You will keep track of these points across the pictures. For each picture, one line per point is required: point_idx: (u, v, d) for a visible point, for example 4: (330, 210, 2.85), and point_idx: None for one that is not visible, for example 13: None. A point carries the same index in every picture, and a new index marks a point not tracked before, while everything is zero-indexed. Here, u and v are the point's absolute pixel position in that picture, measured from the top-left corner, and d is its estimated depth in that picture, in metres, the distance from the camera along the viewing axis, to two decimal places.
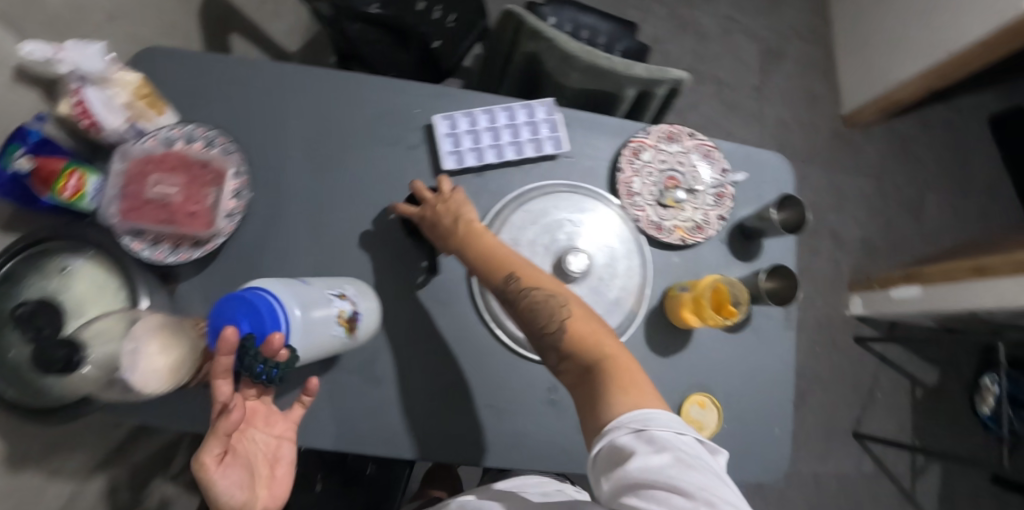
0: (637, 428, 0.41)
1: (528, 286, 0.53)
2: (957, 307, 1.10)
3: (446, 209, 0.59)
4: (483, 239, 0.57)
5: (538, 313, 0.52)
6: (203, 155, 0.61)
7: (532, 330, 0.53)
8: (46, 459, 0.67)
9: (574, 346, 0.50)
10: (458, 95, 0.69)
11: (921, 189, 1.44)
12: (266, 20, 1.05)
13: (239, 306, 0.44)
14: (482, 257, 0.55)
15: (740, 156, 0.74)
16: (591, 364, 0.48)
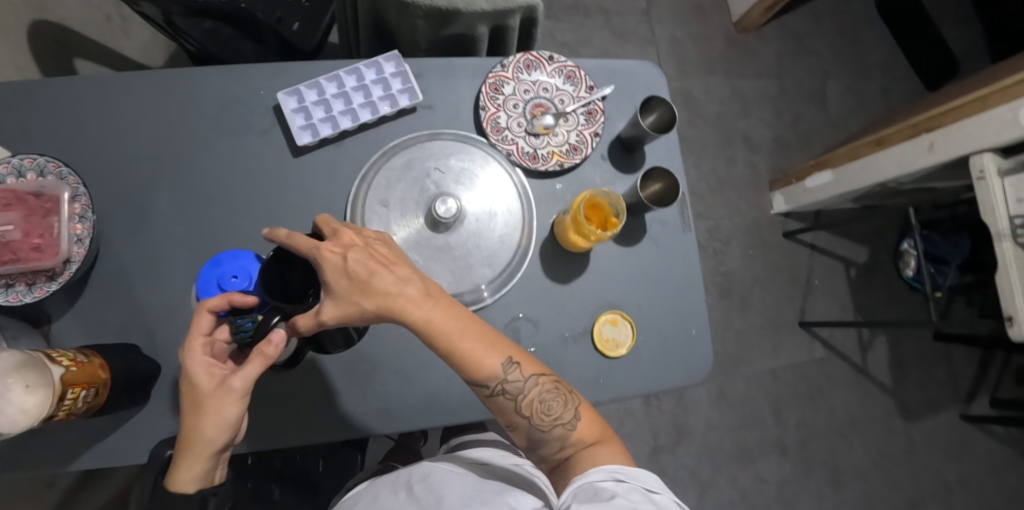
0: (619, 477, 0.47)
1: (529, 374, 0.53)
2: (868, 181, 1.13)
3: (378, 269, 0.49)
4: (458, 320, 0.51)
5: (546, 402, 0.53)
6: (34, 184, 0.57)
7: (532, 416, 0.54)
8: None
9: (583, 430, 0.54)
10: (302, 69, 0.67)
11: (822, 79, 1.47)
12: (111, 39, 0.99)
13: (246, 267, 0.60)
14: (465, 350, 0.50)
15: (606, 72, 0.74)
16: (592, 442, 0.54)
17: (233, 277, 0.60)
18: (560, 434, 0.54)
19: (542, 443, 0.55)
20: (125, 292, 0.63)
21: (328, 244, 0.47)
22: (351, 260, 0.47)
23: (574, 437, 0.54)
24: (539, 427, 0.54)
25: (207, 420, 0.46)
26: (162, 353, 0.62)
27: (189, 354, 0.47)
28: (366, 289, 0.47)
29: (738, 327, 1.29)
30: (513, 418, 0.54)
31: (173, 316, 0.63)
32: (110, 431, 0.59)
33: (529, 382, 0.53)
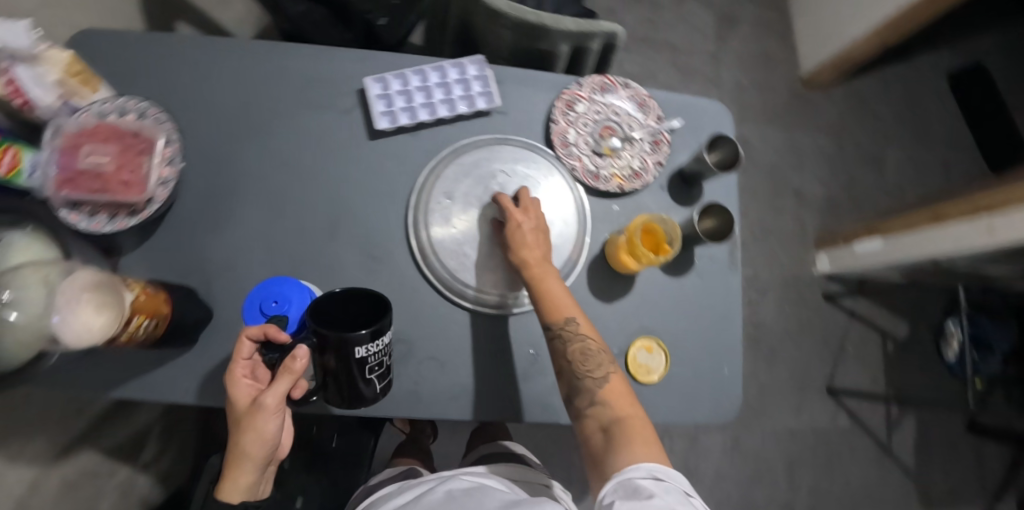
0: (656, 477, 0.51)
1: (583, 331, 0.58)
2: (920, 256, 1.11)
3: (536, 234, 0.61)
4: (556, 278, 0.60)
5: (589, 359, 0.58)
6: (134, 124, 0.62)
7: (573, 370, 0.58)
8: (3, 433, 0.67)
9: (610, 396, 0.57)
10: (390, 59, 0.71)
11: (883, 146, 1.46)
12: (213, 7, 1.07)
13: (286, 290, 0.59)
14: (552, 295, 0.59)
15: (676, 105, 0.75)
16: (617, 416, 0.56)
17: (273, 302, 0.58)
18: (592, 387, 0.57)
19: (578, 395, 0.58)
20: (193, 239, 0.66)
21: (517, 210, 0.62)
22: (530, 221, 0.61)
23: (603, 396, 0.57)
24: (577, 377, 0.58)
25: (249, 435, 0.49)
26: (216, 300, 0.64)
27: (232, 376, 0.49)
28: (524, 243, 0.60)
29: (763, 380, 1.27)
30: (558, 362, 0.59)
31: (231, 269, 0.65)
32: (158, 366, 0.62)
33: (579, 336, 0.58)
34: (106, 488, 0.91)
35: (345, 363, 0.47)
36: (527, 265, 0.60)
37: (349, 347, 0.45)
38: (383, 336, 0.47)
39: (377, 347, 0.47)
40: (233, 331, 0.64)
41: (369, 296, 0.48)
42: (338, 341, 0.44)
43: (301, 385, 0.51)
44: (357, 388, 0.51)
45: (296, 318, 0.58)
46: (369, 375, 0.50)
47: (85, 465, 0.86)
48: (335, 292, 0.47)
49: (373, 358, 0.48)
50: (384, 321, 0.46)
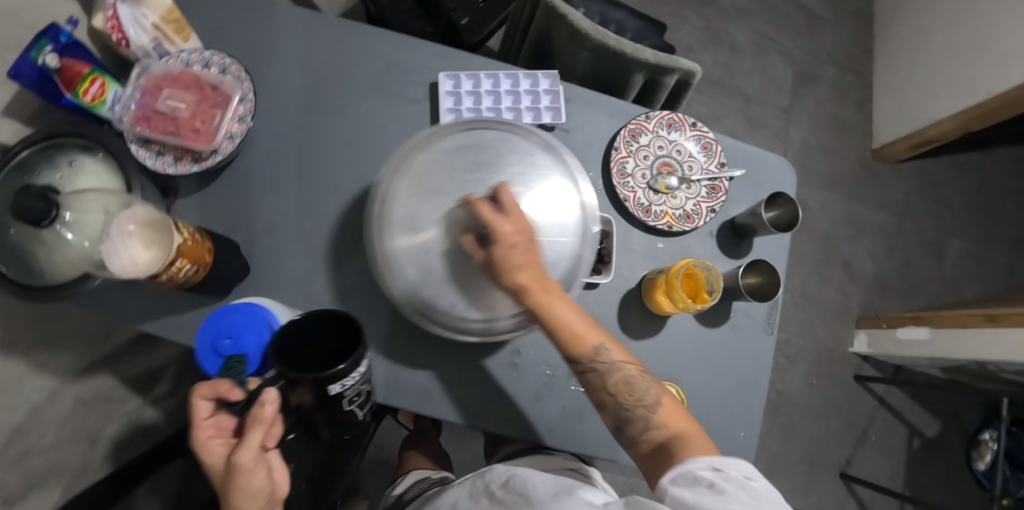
0: (716, 466, 0.45)
1: (617, 359, 0.54)
2: (965, 355, 1.05)
3: (529, 249, 0.50)
4: (566, 300, 0.52)
5: (633, 386, 0.53)
6: (216, 78, 0.65)
7: (618, 399, 0.53)
8: (35, 341, 0.71)
9: (667, 419, 0.52)
10: (467, 59, 0.71)
11: (946, 234, 1.38)
12: None
13: (237, 321, 0.49)
14: (569, 325, 0.51)
15: (742, 154, 0.73)
16: (676, 434, 0.51)
17: (226, 338, 0.49)
18: (642, 414, 0.52)
19: (628, 425, 0.53)
20: (246, 195, 0.68)
21: (502, 220, 0.49)
22: (524, 234, 0.49)
23: (658, 420, 0.52)
24: (625, 408, 0.53)
25: (239, 496, 0.44)
26: (256, 258, 0.66)
27: (198, 441, 0.47)
28: (521, 266, 0.49)
29: (774, 449, 1.22)
30: (598, 396, 0.54)
31: (276, 231, 0.67)
32: (188, 310, 0.64)
33: (615, 365, 0.53)
34: (114, 414, 0.94)
35: (323, 401, 0.44)
36: (529, 294, 0.50)
37: (324, 387, 0.42)
38: (360, 367, 0.44)
39: (355, 379, 0.44)
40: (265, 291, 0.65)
41: (329, 317, 0.45)
42: (313, 384, 0.41)
43: (275, 432, 0.48)
44: (342, 418, 0.50)
45: (258, 356, 0.50)
46: (349, 406, 0.48)
47: (101, 388, 0.90)
48: (296, 321, 0.44)
49: (350, 391, 0.46)
50: (360, 349, 0.43)
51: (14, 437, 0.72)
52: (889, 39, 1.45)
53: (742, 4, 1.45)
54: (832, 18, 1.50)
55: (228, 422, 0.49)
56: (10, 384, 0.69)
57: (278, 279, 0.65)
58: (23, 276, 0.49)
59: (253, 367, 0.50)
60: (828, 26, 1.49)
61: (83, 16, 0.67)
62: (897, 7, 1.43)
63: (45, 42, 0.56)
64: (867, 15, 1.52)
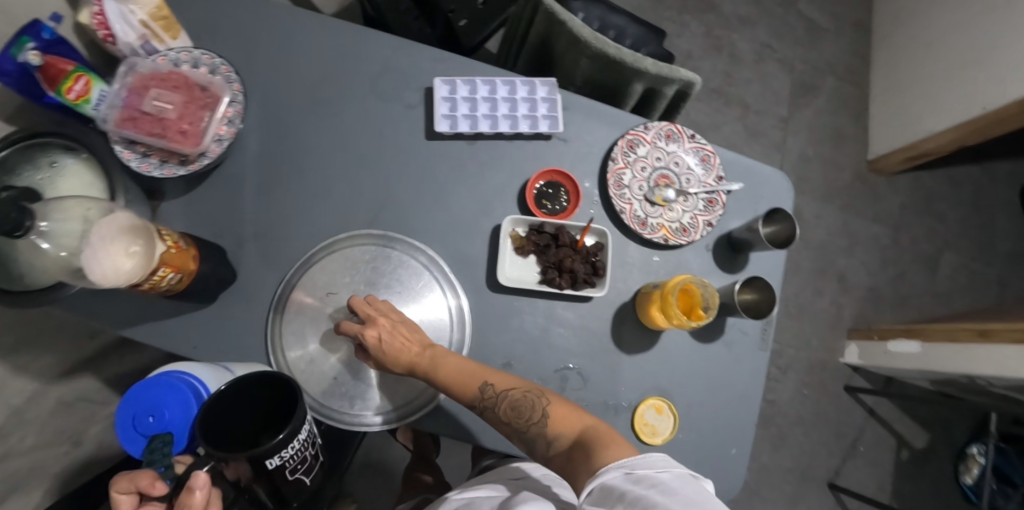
0: (626, 470, 0.43)
1: (501, 389, 0.55)
2: (954, 369, 1.05)
3: (399, 334, 0.57)
4: (449, 355, 0.57)
5: (521, 409, 0.54)
6: (205, 79, 0.63)
7: (517, 428, 0.54)
8: (15, 345, 0.69)
9: (559, 431, 0.52)
10: (463, 64, 0.70)
11: (939, 246, 1.39)
12: None
13: (162, 397, 0.46)
14: (453, 372, 0.56)
15: (740, 168, 0.73)
16: (572, 444, 0.50)
17: (149, 416, 0.45)
18: (540, 430, 0.53)
19: (534, 445, 0.54)
20: (233, 199, 0.66)
21: (366, 326, 0.56)
22: (387, 324, 0.58)
23: (552, 434, 0.52)
24: (521, 431, 0.54)
25: None
26: (242, 264, 0.64)
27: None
28: (395, 357, 0.56)
29: (763, 460, 1.22)
30: (501, 428, 0.55)
31: (265, 237, 0.65)
32: (171, 316, 0.62)
33: (502, 395, 0.55)
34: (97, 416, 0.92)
35: (260, 475, 0.43)
36: (411, 365, 0.57)
37: (260, 462, 0.42)
38: (298, 436, 0.44)
39: (293, 447, 0.44)
40: (270, 300, 0.64)
41: (265, 379, 0.46)
42: (249, 460, 0.41)
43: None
44: (286, 489, 0.48)
45: (185, 433, 0.47)
46: (293, 474, 0.47)
47: (84, 390, 0.88)
48: (221, 392, 0.43)
49: (291, 459, 0.45)
50: (298, 413, 0.43)
51: None
52: (888, 49, 1.45)
53: (743, 12, 1.44)
54: (833, 28, 1.50)
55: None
56: None
57: (266, 286, 0.64)
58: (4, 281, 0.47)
59: (181, 443, 0.47)
60: (828, 35, 1.49)
61: (69, 11, 0.65)
62: (898, 19, 1.42)
63: (26, 38, 0.54)
64: (867, 26, 1.52)
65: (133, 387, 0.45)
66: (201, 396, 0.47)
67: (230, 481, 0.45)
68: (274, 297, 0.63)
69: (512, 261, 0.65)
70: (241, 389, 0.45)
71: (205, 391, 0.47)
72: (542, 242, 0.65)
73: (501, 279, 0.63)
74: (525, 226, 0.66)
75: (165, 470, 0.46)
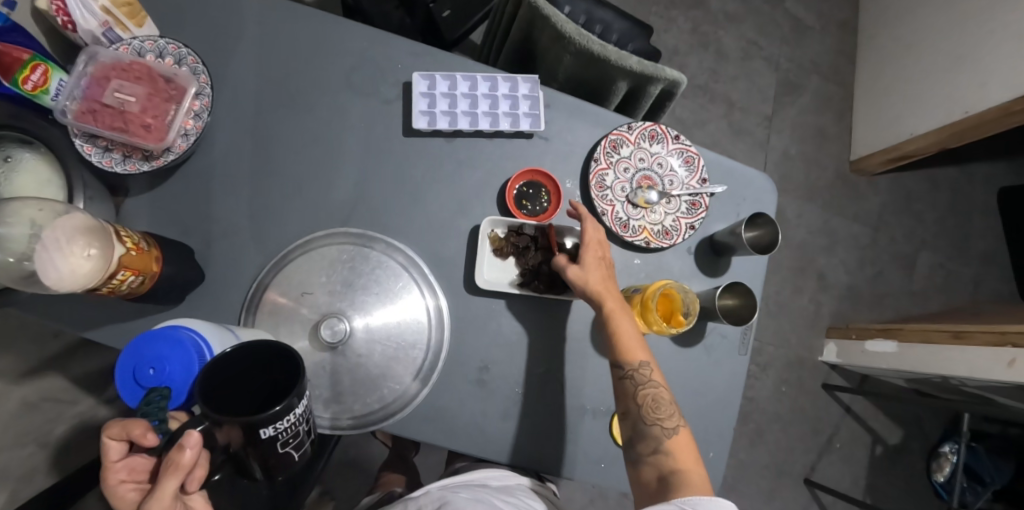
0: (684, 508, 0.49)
1: (655, 381, 0.57)
2: (929, 369, 1.07)
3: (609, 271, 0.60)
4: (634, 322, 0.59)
5: (657, 407, 0.56)
6: (170, 70, 0.60)
7: (641, 416, 0.57)
8: None
9: (674, 451, 0.55)
10: (443, 58, 0.67)
11: (917, 246, 1.41)
12: None
13: (166, 351, 0.45)
14: (625, 335, 0.58)
15: (723, 171, 0.72)
16: (670, 471, 0.54)
17: (150, 369, 0.44)
18: (657, 433, 0.56)
19: (641, 440, 0.56)
20: (200, 196, 0.63)
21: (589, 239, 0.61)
22: (605, 258, 0.61)
23: (667, 445, 0.55)
24: (643, 421, 0.56)
25: None
26: (211, 263, 0.62)
27: (108, 485, 0.46)
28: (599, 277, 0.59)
29: (741, 456, 1.24)
30: (624, 402, 0.58)
31: (235, 234, 0.63)
32: (134, 318, 0.60)
33: (653, 385, 0.57)
34: None
35: (252, 443, 0.42)
36: (607, 298, 0.58)
37: (254, 429, 0.40)
38: (295, 409, 0.43)
39: (289, 420, 0.43)
40: (241, 301, 0.61)
41: (275, 352, 0.43)
42: (244, 426, 0.39)
43: (199, 474, 0.44)
44: (275, 462, 0.46)
45: (183, 391, 0.45)
46: (284, 448, 0.45)
47: (49, 390, 0.84)
48: (227, 353, 0.41)
49: (285, 432, 0.43)
50: (298, 387, 0.41)
51: None
52: (873, 49, 1.45)
53: (731, 8, 1.43)
54: (819, 27, 1.50)
55: (143, 463, 0.48)
56: None
57: (235, 286, 0.62)
58: None
59: (177, 401, 0.46)
60: (814, 34, 1.49)
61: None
62: (883, 20, 1.43)
63: None
64: (854, 25, 1.52)
65: (137, 338, 0.45)
66: (204, 357, 0.46)
67: (221, 446, 0.43)
68: (246, 296, 0.61)
69: (490, 262, 0.64)
70: (250, 355, 0.43)
71: (209, 353, 0.47)
72: (522, 244, 0.63)
73: (479, 282, 0.62)
74: (505, 227, 0.64)
75: (158, 423, 0.45)
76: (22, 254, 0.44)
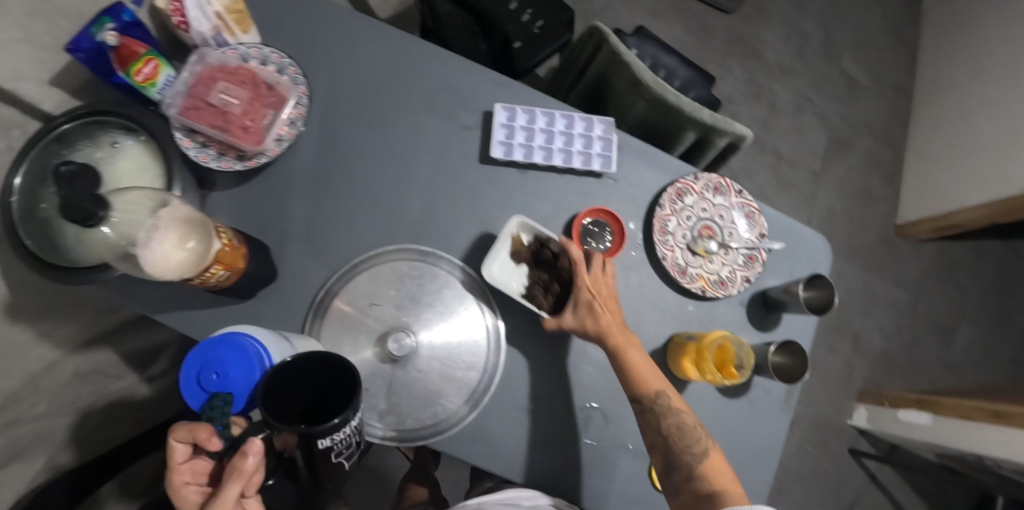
0: None
1: (674, 406, 0.59)
2: (962, 446, 1.05)
3: (609, 303, 0.60)
4: (638, 345, 0.61)
5: (684, 434, 0.58)
6: (273, 78, 0.64)
7: (670, 446, 0.59)
8: (43, 310, 0.71)
9: (707, 470, 0.58)
10: (524, 92, 0.70)
11: (957, 317, 1.39)
12: None
13: (228, 358, 0.47)
14: (638, 367, 0.59)
15: (783, 228, 0.73)
16: (711, 491, 0.57)
17: (213, 373, 0.47)
18: (688, 461, 0.58)
19: (675, 469, 0.58)
20: (280, 198, 0.66)
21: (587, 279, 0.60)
22: (608, 293, 0.61)
23: (699, 468, 0.58)
24: (674, 452, 0.58)
25: None
26: (283, 262, 0.65)
27: (173, 486, 0.47)
28: (598, 316, 0.59)
29: None
30: (651, 435, 0.60)
31: (309, 239, 0.65)
32: (206, 307, 0.62)
33: (673, 412, 0.59)
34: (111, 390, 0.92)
35: (307, 452, 0.43)
36: (608, 333, 0.59)
37: (311, 440, 0.41)
38: (351, 422, 0.44)
39: (344, 433, 0.44)
40: (307, 304, 0.63)
41: (324, 362, 0.45)
42: (300, 436, 0.41)
43: (256, 480, 0.46)
44: (325, 471, 0.47)
45: (244, 397, 0.47)
46: (336, 459, 0.46)
47: (99, 363, 0.87)
48: (287, 363, 0.44)
49: (340, 443, 0.45)
50: (355, 401, 0.42)
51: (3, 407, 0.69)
52: (925, 115, 1.46)
53: (786, 62, 1.47)
54: (873, 88, 1.51)
55: (205, 466, 0.50)
56: (11, 353, 0.68)
57: (303, 288, 0.64)
58: (50, 252, 0.55)
59: (239, 406, 0.48)
60: (868, 94, 1.50)
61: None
62: (938, 88, 1.44)
63: (107, 19, 0.58)
64: (908, 89, 1.53)
65: (203, 343, 0.47)
66: (264, 364, 0.48)
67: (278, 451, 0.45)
68: (313, 301, 0.63)
69: (503, 261, 0.63)
70: (306, 364, 0.45)
71: (268, 360, 0.48)
72: (542, 255, 0.63)
73: (484, 274, 0.61)
74: (531, 233, 0.64)
75: (222, 428, 0.46)
76: (120, 233, 0.49)
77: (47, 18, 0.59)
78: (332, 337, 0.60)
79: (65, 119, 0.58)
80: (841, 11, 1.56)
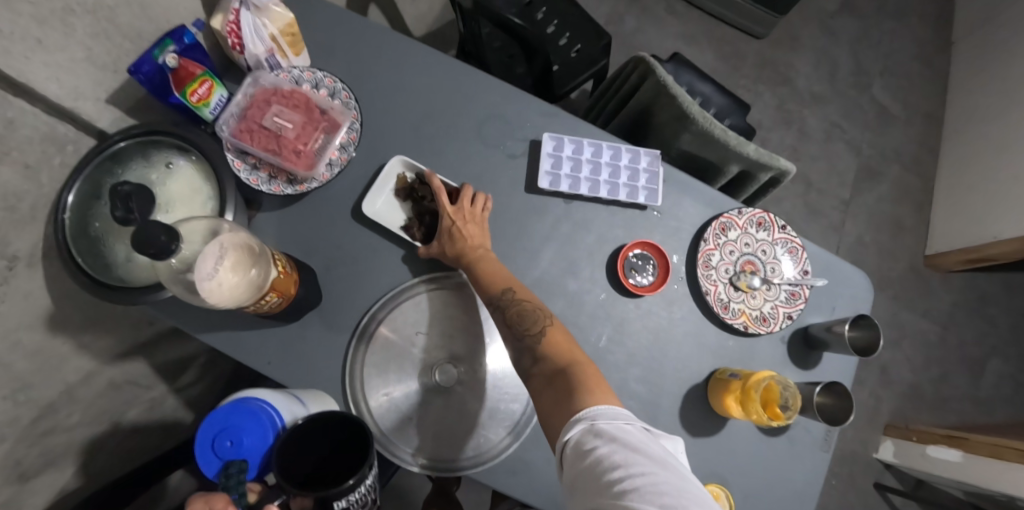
0: (587, 422, 0.45)
1: (518, 296, 0.59)
2: (994, 486, 1.03)
3: (466, 218, 0.63)
4: (494, 259, 0.63)
5: (526, 318, 0.57)
6: (326, 103, 0.65)
7: (515, 333, 0.57)
8: (76, 324, 0.69)
9: (551, 350, 0.54)
10: (572, 122, 0.71)
11: (987, 352, 1.37)
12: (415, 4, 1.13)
13: (242, 423, 0.46)
14: (488, 268, 0.61)
15: (826, 264, 0.72)
16: (558, 370, 0.52)
17: (228, 440, 0.46)
18: (531, 343, 0.55)
19: (523, 356, 0.56)
20: (326, 221, 0.67)
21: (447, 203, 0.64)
22: (472, 214, 0.64)
23: (545, 351, 0.54)
24: (518, 337, 0.56)
25: None
26: (329, 285, 0.65)
27: None
28: (449, 234, 0.62)
29: None
30: (502, 330, 0.58)
31: (354, 262, 0.66)
32: (250, 328, 0.63)
33: (516, 300, 0.58)
34: (153, 400, 0.94)
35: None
36: (463, 252, 0.62)
37: (326, 503, 0.40)
38: (367, 480, 0.42)
39: (360, 491, 0.42)
40: (351, 329, 0.64)
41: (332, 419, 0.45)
42: (316, 499, 0.39)
43: None
44: None
45: (258, 461, 0.47)
46: None
47: (132, 374, 0.87)
48: (297, 425, 0.43)
49: (357, 504, 0.43)
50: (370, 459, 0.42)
51: (42, 418, 0.68)
52: (955, 145, 1.45)
53: (817, 89, 1.49)
54: (903, 117, 1.51)
55: None
56: (51, 363, 0.67)
57: (349, 312, 0.64)
58: (105, 274, 0.55)
59: (253, 471, 0.47)
60: (898, 123, 1.50)
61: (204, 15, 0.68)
62: (970, 119, 1.43)
63: (169, 42, 0.59)
64: (939, 117, 1.52)
65: (216, 409, 0.47)
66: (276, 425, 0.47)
67: None
68: (356, 327, 0.64)
69: (388, 197, 0.67)
70: (316, 425, 0.45)
71: (280, 421, 0.48)
72: (420, 194, 0.67)
73: (365, 208, 0.65)
74: (413, 171, 0.68)
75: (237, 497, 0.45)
76: (184, 261, 0.48)
77: (109, 37, 0.57)
78: (378, 362, 0.62)
79: (121, 138, 0.57)
80: (872, 39, 1.57)
